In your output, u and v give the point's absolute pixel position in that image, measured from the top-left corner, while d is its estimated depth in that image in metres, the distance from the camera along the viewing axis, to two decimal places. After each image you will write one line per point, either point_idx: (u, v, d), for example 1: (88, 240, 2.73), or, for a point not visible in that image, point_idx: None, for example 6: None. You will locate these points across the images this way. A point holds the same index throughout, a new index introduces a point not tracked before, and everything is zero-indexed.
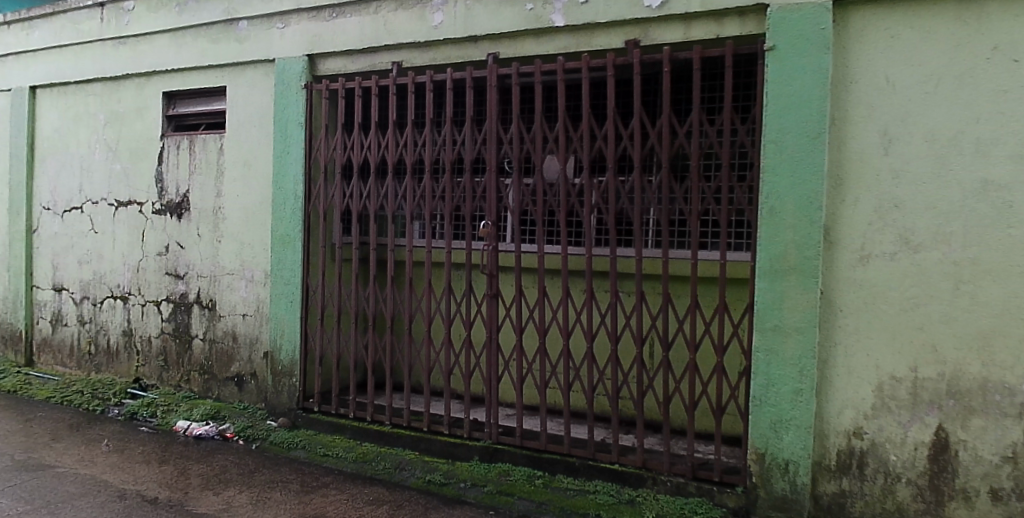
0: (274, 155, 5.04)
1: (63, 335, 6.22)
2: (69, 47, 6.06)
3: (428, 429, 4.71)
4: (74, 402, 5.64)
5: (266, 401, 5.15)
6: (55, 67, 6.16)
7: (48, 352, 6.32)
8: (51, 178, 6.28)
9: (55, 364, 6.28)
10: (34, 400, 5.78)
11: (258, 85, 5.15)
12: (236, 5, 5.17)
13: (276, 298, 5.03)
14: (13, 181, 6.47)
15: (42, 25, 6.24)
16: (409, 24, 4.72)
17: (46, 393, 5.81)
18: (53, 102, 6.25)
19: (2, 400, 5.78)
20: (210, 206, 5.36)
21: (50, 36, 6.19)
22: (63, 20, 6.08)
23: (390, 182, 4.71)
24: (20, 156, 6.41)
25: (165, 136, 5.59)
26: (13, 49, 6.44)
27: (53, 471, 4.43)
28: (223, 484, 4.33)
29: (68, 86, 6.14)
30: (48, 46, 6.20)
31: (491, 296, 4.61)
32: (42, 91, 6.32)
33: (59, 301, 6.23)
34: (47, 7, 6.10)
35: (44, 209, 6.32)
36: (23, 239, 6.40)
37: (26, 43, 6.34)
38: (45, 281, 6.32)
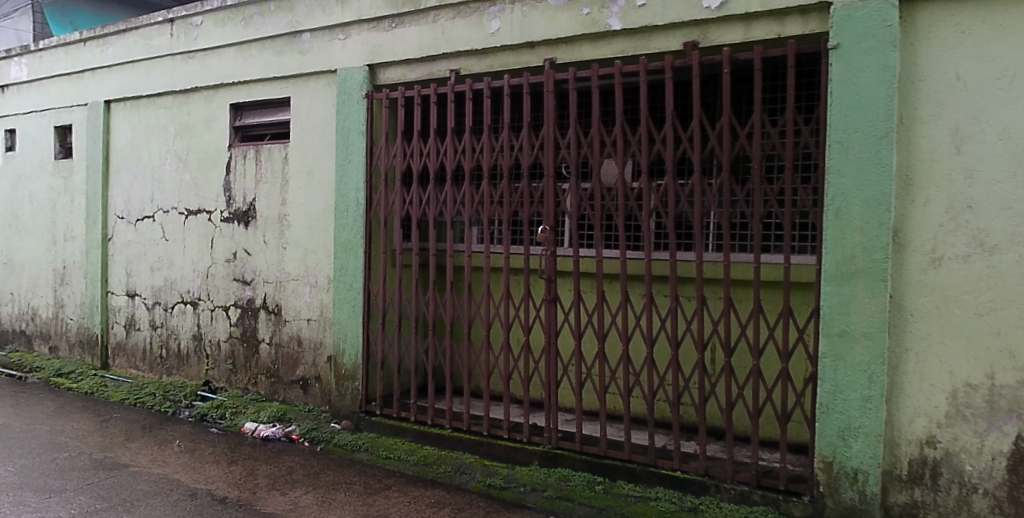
0: (336, 164, 5.14)
1: (136, 340, 6.46)
2: (141, 62, 6.31)
3: (487, 433, 4.74)
4: (147, 403, 5.86)
5: (330, 404, 5.25)
6: (127, 81, 6.42)
7: (123, 355, 6.57)
8: (124, 188, 6.54)
9: (129, 366, 6.53)
10: (109, 401, 6.01)
11: (321, 95, 5.27)
12: (299, 18, 5.31)
13: (339, 303, 5.13)
14: (90, 191, 6.75)
15: (115, 42, 6.51)
16: (466, 31, 4.76)
17: (121, 395, 6.04)
18: (127, 115, 6.51)
19: (81, 401, 6.04)
20: (274, 214, 5.50)
21: (124, 52, 6.45)
22: (136, 36, 6.34)
23: (449, 188, 4.75)
24: (95, 167, 6.69)
25: (232, 146, 5.77)
26: (89, 65, 6.74)
27: (128, 470, 4.60)
28: (290, 484, 4.44)
29: (141, 100, 6.39)
30: (121, 61, 6.46)
31: (549, 301, 4.61)
32: (116, 105, 6.59)
33: (132, 306, 6.47)
34: (120, 24, 6.37)
35: (118, 218, 6.58)
36: (100, 246, 6.66)
37: (101, 59, 6.63)
38: (120, 287, 6.58)
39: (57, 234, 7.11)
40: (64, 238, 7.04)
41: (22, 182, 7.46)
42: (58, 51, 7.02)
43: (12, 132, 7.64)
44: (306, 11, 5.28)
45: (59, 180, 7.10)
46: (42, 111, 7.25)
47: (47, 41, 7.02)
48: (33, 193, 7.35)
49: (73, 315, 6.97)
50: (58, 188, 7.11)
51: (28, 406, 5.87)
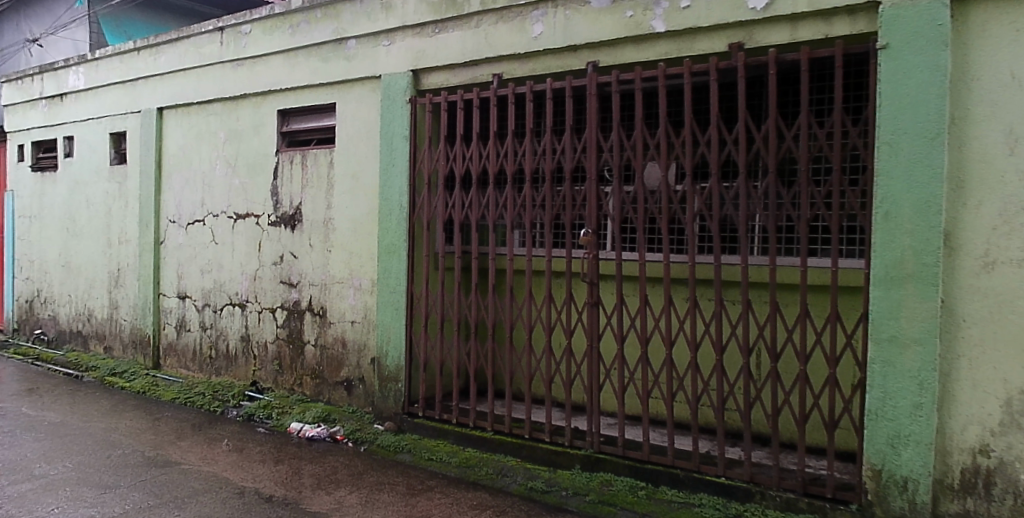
0: (381, 167, 5.20)
1: (186, 340, 6.62)
2: (192, 69, 6.48)
3: (529, 436, 4.74)
4: (197, 403, 6.00)
5: (373, 406, 5.31)
6: (179, 89, 6.60)
7: (173, 355, 6.74)
8: (176, 192, 6.71)
9: (179, 366, 6.69)
10: (161, 400, 6.17)
11: (366, 100, 5.35)
12: (344, 25, 5.40)
13: (383, 306, 5.19)
14: (143, 195, 6.95)
15: (168, 50, 6.70)
16: (509, 36, 4.79)
17: (171, 394, 6.19)
18: (178, 121, 6.68)
19: (134, 400, 6.20)
20: (320, 218, 5.59)
21: (176, 60, 6.63)
22: (188, 45, 6.51)
23: (491, 191, 4.77)
24: (148, 172, 6.88)
25: (279, 151, 5.88)
26: (143, 73, 6.94)
27: (179, 467, 4.71)
28: (335, 484, 4.50)
29: (192, 107, 6.56)
30: (173, 69, 6.64)
31: (592, 304, 4.60)
32: (168, 111, 6.78)
33: (182, 308, 6.63)
34: (172, 33, 6.55)
35: (169, 222, 6.76)
36: (152, 249, 6.85)
37: (154, 67, 6.83)
38: (171, 289, 6.75)
39: (112, 238, 7.32)
40: (118, 241, 7.25)
41: (80, 187, 7.71)
42: (114, 60, 7.25)
43: (69, 139, 7.90)
44: (351, 18, 5.37)
45: (114, 185, 7.32)
46: (98, 118, 7.48)
47: (102, 50, 7.25)
48: (90, 198, 7.59)
49: (126, 316, 7.17)
50: (114, 193, 7.33)
51: (84, 404, 6.06)
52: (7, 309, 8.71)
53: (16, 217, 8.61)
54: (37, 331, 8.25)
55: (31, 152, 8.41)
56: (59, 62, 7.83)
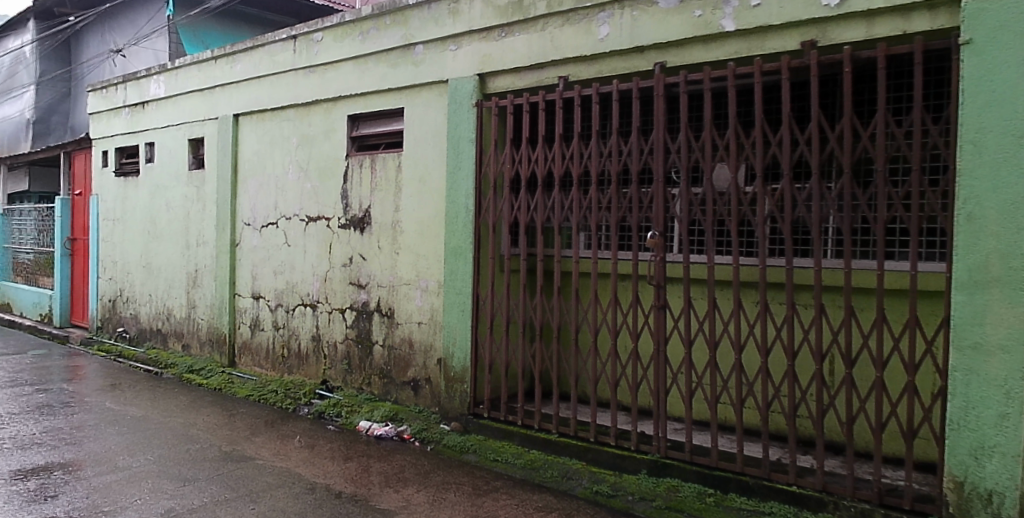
0: (448, 171, 5.27)
1: (260, 339, 6.83)
2: (266, 77, 6.70)
3: (594, 440, 4.72)
4: (270, 400, 6.18)
5: (439, 406, 5.38)
6: (254, 96, 6.83)
7: (248, 354, 6.96)
8: (251, 196, 6.93)
9: (253, 364, 6.90)
10: (236, 397, 6.38)
11: (433, 105, 5.42)
12: (412, 31, 5.51)
13: (449, 307, 5.25)
14: (220, 199, 7.21)
15: (244, 59, 6.94)
16: (576, 38, 4.79)
17: (246, 391, 6.40)
18: (254, 127, 6.90)
19: (211, 397, 6.43)
20: (388, 221, 5.70)
21: (251, 68, 6.87)
22: (263, 53, 6.74)
23: (557, 194, 4.78)
24: (225, 177, 7.13)
25: (350, 156, 6.02)
26: (220, 81, 7.20)
27: (253, 462, 4.86)
28: (402, 482, 4.58)
29: (266, 113, 6.77)
30: (249, 77, 6.88)
31: (659, 308, 4.55)
32: (244, 118, 7.01)
33: (257, 308, 6.85)
34: (248, 42, 6.78)
35: (244, 224, 6.99)
36: (229, 251, 7.10)
37: (230, 75, 7.08)
38: (246, 289, 6.97)
39: (190, 240, 7.62)
40: (197, 243, 7.53)
41: (160, 191, 8.05)
42: (192, 69, 7.55)
43: (151, 145, 8.25)
44: (419, 24, 5.47)
45: (192, 189, 7.61)
46: (178, 125, 7.79)
47: (182, 60, 7.56)
48: (169, 201, 7.91)
49: (203, 315, 7.45)
50: (192, 196, 7.62)
51: (164, 399, 6.32)
52: (92, 308, 9.14)
53: (101, 221, 9.04)
54: (119, 329, 8.65)
55: (115, 158, 8.81)
56: (141, 72, 8.19)
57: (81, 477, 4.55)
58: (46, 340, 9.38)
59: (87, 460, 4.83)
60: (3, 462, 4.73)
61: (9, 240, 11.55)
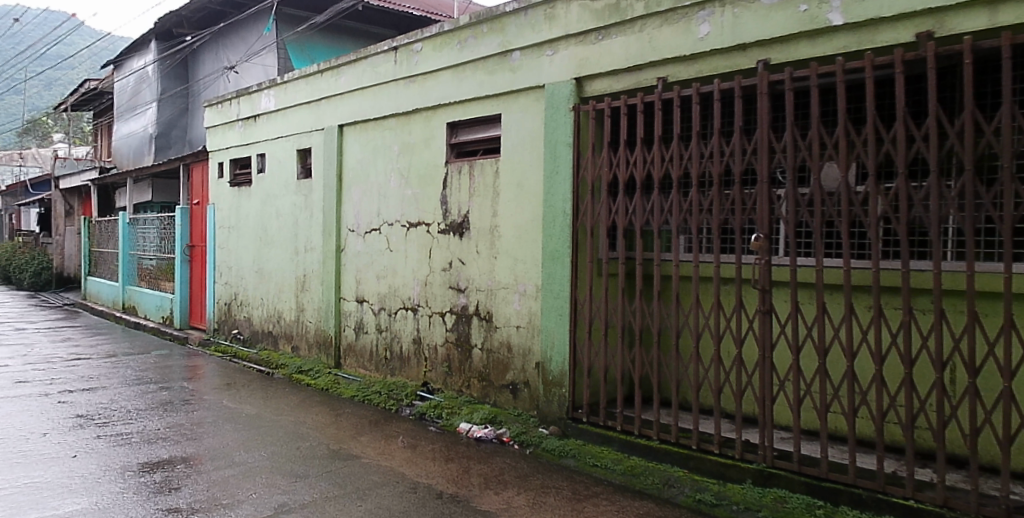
0: (545, 175, 5.30)
1: (364, 341, 7.05)
2: (369, 87, 6.95)
3: (696, 447, 4.61)
4: (373, 401, 6.37)
5: (538, 409, 5.41)
6: (358, 106, 7.09)
7: (353, 355, 7.19)
8: (355, 203, 7.18)
9: (357, 366, 7.13)
10: (342, 397, 6.62)
11: (530, 110, 5.47)
12: (509, 37, 5.60)
13: (547, 311, 5.28)
14: (325, 206, 7.51)
15: (347, 71, 7.22)
16: (675, 38, 4.73)
17: (351, 392, 6.62)
18: (357, 137, 7.16)
19: (319, 396, 6.69)
20: (486, 226, 5.78)
21: (354, 80, 7.14)
22: (366, 65, 6.99)
23: (656, 197, 4.71)
24: (331, 185, 7.42)
25: (448, 162, 6.14)
26: (325, 93, 7.51)
27: (359, 461, 5.02)
28: (502, 484, 4.62)
29: (368, 123, 7.01)
30: (352, 89, 7.14)
31: (764, 312, 4.42)
32: (348, 129, 7.28)
33: (361, 311, 7.09)
34: (351, 54, 7.05)
35: (349, 230, 7.25)
36: (334, 255, 7.38)
37: (335, 86, 7.38)
38: (350, 293, 7.23)
39: (298, 246, 7.96)
40: (304, 249, 7.87)
41: (270, 200, 8.45)
42: (300, 83, 7.90)
43: (262, 156, 8.67)
44: (516, 30, 5.56)
45: (300, 197, 7.95)
46: (286, 136, 8.17)
47: (290, 74, 7.93)
48: (279, 209, 8.29)
49: (310, 318, 7.76)
50: (300, 204, 7.96)
51: (276, 398, 6.62)
52: (209, 311, 9.69)
53: (217, 228, 9.58)
54: (233, 330, 9.13)
55: (229, 169, 9.32)
56: (253, 86, 8.64)
57: (201, 471, 4.81)
58: (168, 341, 10.00)
59: (206, 455, 5.11)
60: (132, 455, 5.07)
61: (133, 247, 12.42)
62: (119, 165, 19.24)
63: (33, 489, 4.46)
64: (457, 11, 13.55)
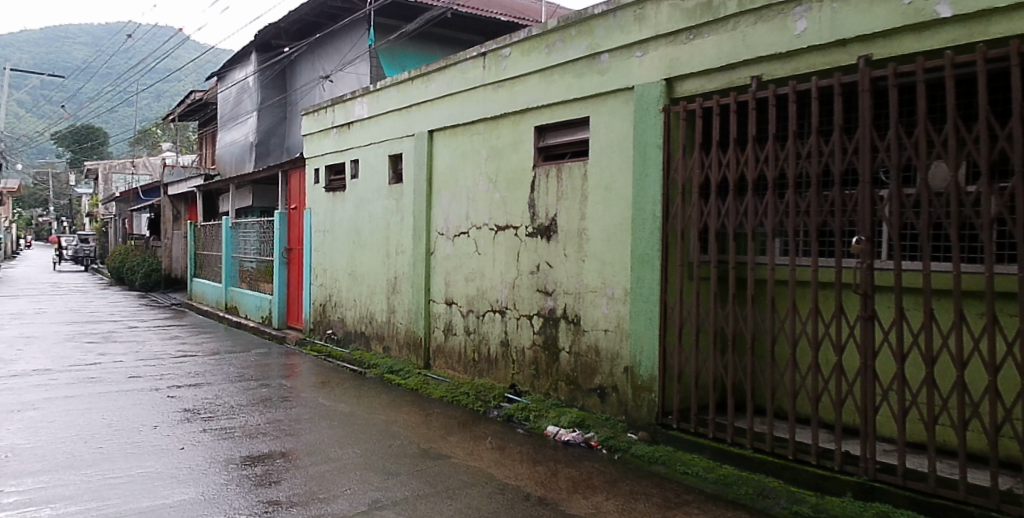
0: (634, 177, 5.25)
1: (452, 343, 7.17)
2: (458, 93, 7.09)
3: (792, 457, 4.43)
4: (462, 401, 6.47)
5: (627, 415, 5.36)
6: (447, 112, 7.24)
7: (442, 357, 7.32)
8: (444, 207, 7.31)
9: (447, 367, 7.24)
10: (431, 398, 6.75)
11: (618, 112, 5.44)
12: (598, 40, 5.60)
13: (637, 315, 5.23)
14: (416, 210, 7.69)
15: (437, 77, 7.39)
16: (770, 36, 4.60)
17: (440, 392, 6.75)
18: (446, 142, 7.30)
19: (409, 396, 6.84)
20: (574, 229, 5.78)
21: (443, 86, 7.29)
22: (455, 71, 7.13)
23: (750, 198, 4.59)
24: (420, 189, 7.60)
25: (536, 166, 6.18)
26: (416, 99, 7.71)
27: (449, 460, 5.09)
28: (591, 489, 4.59)
29: (457, 128, 7.14)
30: (442, 95, 7.30)
31: (866, 319, 4.23)
32: (437, 135, 7.44)
33: (449, 313, 7.21)
34: (441, 61, 7.20)
35: (438, 234, 7.39)
36: (424, 258, 7.54)
37: (425, 93, 7.57)
38: (439, 295, 7.37)
39: (389, 249, 8.17)
40: (395, 252, 8.07)
41: (362, 204, 8.72)
42: (392, 90, 8.12)
43: (355, 162, 8.95)
44: (605, 32, 5.55)
45: (392, 201, 8.16)
46: (378, 142, 8.41)
47: (382, 82, 8.16)
48: (371, 214, 8.54)
49: (400, 319, 7.95)
50: (391, 208, 8.17)
51: (369, 397, 6.81)
52: (304, 312, 10.06)
53: (313, 232, 9.95)
54: (328, 331, 9.44)
55: (324, 175, 9.67)
56: (348, 94, 8.93)
57: (299, 466, 4.99)
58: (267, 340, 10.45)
59: (303, 450, 5.29)
60: (235, 448, 5.31)
61: (235, 250, 13.02)
62: (222, 171, 20.21)
63: (145, 478, 4.72)
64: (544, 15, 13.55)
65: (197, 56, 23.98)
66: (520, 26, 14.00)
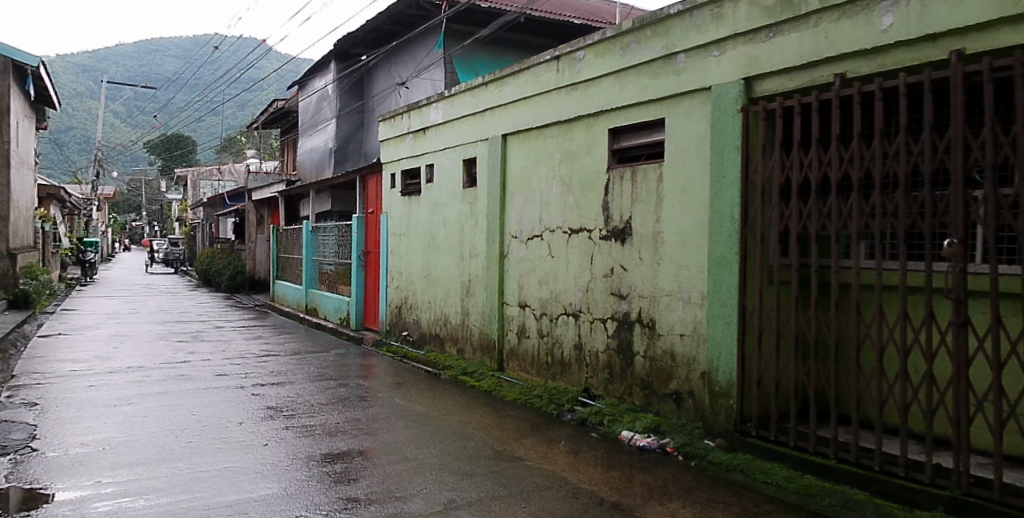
0: (712, 179, 5.16)
1: (526, 346, 7.20)
2: (531, 97, 7.14)
3: (879, 469, 4.22)
4: (536, 405, 6.49)
5: (704, 421, 5.27)
6: (520, 116, 7.29)
7: (515, 360, 7.36)
8: (518, 210, 7.36)
9: (520, 370, 7.27)
10: (505, 400, 6.80)
11: (695, 113, 5.36)
12: (674, 40, 5.53)
13: (714, 320, 5.14)
14: (490, 213, 7.76)
15: (510, 82, 7.45)
16: (854, 32, 4.41)
17: (513, 394, 6.79)
18: (520, 146, 7.35)
19: (483, 398, 6.91)
20: (649, 231, 5.72)
21: (517, 90, 7.35)
22: (529, 75, 7.17)
23: (833, 200, 4.43)
24: (494, 192, 7.67)
25: (611, 168, 6.15)
26: (490, 104, 7.80)
27: (523, 463, 5.11)
28: (667, 496, 4.51)
29: (531, 132, 7.18)
30: (516, 99, 7.35)
31: (959, 326, 4.01)
32: (511, 138, 7.50)
33: (523, 315, 7.25)
34: (514, 65, 7.26)
35: (512, 237, 7.44)
36: (497, 261, 7.61)
37: (498, 97, 7.65)
38: (512, 298, 7.42)
39: (464, 252, 8.28)
40: (470, 255, 8.17)
41: (437, 208, 8.87)
42: (466, 95, 8.23)
43: (430, 166, 9.11)
44: (681, 32, 5.48)
45: (466, 205, 8.27)
46: (453, 146, 8.55)
47: (456, 87, 8.29)
48: (446, 217, 8.67)
49: (474, 322, 8.04)
50: (465, 212, 8.28)
51: (444, 398, 6.91)
52: (381, 313, 10.30)
53: (389, 235, 10.17)
54: (403, 332, 9.62)
55: (399, 179, 9.88)
56: (423, 100, 9.10)
57: (376, 464, 5.10)
58: (346, 340, 10.74)
59: (380, 449, 5.40)
60: (316, 446, 5.47)
61: (315, 253, 13.42)
62: (302, 176, 20.89)
63: (231, 473, 4.91)
64: (617, 16, 13.46)
65: (278, 66, 24.87)
66: (592, 28, 13.93)
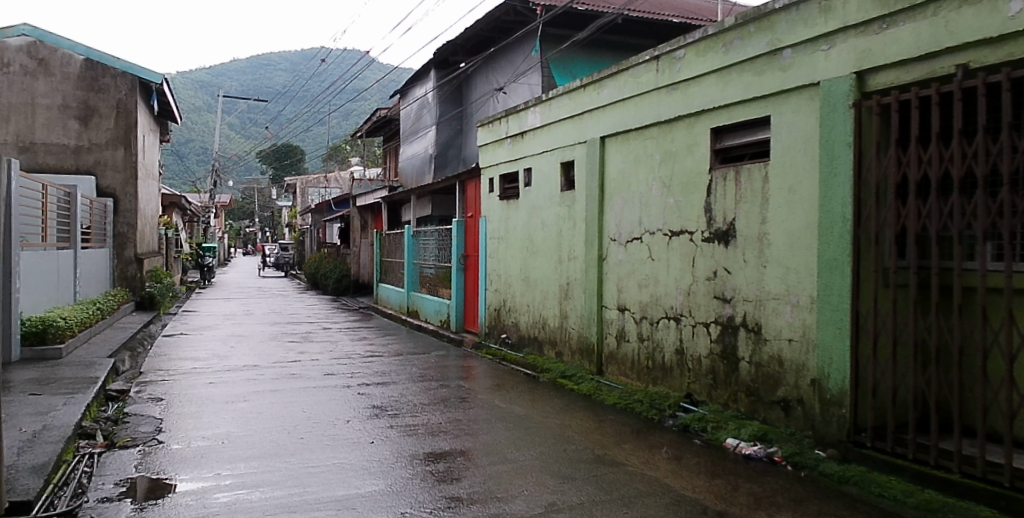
0: (822, 178, 4.96)
1: (625, 350, 7.14)
2: (630, 98, 7.07)
3: (1009, 486, 3.88)
4: (636, 409, 6.43)
5: (814, 430, 5.05)
6: (618, 117, 7.25)
7: (615, 363, 7.31)
8: (617, 213, 7.30)
9: (619, 374, 7.22)
10: (604, 404, 6.78)
11: (803, 109, 5.16)
12: (780, 35, 5.35)
13: (825, 324, 4.92)
14: (588, 216, 7.75)
15: (608, 83, 7.42)
16: (978, 19, 4.10)
17: (613, 399, 6.77)
18: (618, 148, 7.30)
19: (583, 401, 6.92)
20: (754, 233, 5.56)
21: (616, 92, 7.30)
22: (628, 76, 7.11)
23: (955, 198, 4.14)
24: (592, 195, 7.66)
25: (713, 168, 6.01)
26: (587, 106, 7.79)
27: (625, 468, 5.06)
28: (774, 506, 4.34)
29: (629, 134, 7.12)
30: (614, 101, 7.31)
31: None
32: (608, 140, 7.47)
33: (622, 319, 7.19)
34: (612, 67, 7.23)
35: (610, 240, 7.40)
36: (596, 264, 7.59)
37: (596, 99, 7.62)
38: (611, 301, 7.37)
39: (562, 255, 8.30)
40: (568, 258, 8.18)
41: (534, 212, 8.94)
42: (564, 98, 8.26)
43: (528, 170, 9.19)
44: (787, 27, 5.29)
45: (563, 208, 8.29)
46: (550, 150, 8.59)
47: (554, 90, 8.34)
48: (543, 220, 8.72)
49: (573, 325, 8.05)
50: (563, 215, 8.29)
51: (543, 400, 6.95)
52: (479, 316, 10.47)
53: (487, 239, 10.34)
54: (502, 335, 9.74)
55: (497, 184, 10.03)
56: (521, 105, 9.19)
57: (477, 464, 5.18)
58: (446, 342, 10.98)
59: (480, 450, 5.48)
60: (417, 445, 5.61)
61: (416, 257, 13.80)
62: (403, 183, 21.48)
63: (340, 469, 5.11)
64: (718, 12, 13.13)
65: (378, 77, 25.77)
66: (691, 26, 13.61)
